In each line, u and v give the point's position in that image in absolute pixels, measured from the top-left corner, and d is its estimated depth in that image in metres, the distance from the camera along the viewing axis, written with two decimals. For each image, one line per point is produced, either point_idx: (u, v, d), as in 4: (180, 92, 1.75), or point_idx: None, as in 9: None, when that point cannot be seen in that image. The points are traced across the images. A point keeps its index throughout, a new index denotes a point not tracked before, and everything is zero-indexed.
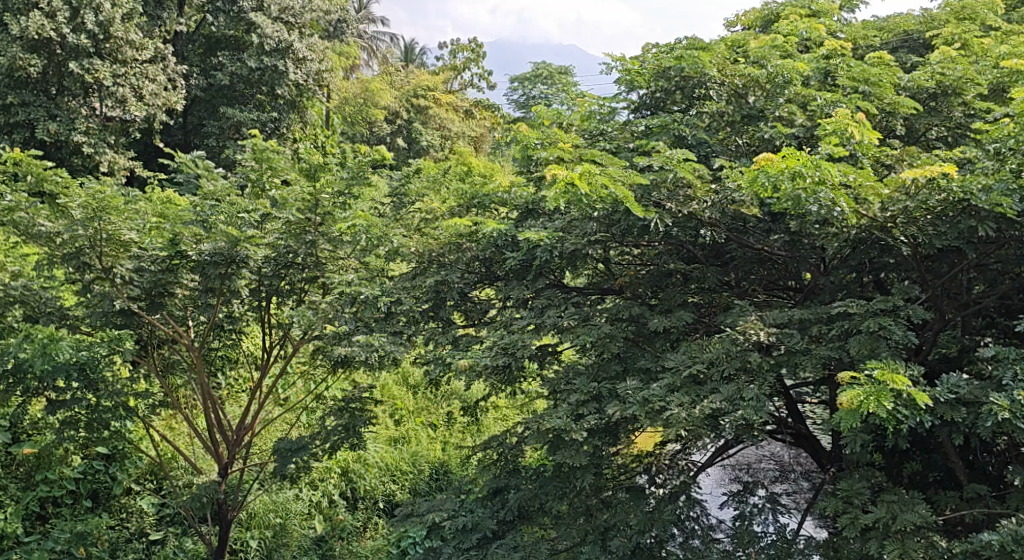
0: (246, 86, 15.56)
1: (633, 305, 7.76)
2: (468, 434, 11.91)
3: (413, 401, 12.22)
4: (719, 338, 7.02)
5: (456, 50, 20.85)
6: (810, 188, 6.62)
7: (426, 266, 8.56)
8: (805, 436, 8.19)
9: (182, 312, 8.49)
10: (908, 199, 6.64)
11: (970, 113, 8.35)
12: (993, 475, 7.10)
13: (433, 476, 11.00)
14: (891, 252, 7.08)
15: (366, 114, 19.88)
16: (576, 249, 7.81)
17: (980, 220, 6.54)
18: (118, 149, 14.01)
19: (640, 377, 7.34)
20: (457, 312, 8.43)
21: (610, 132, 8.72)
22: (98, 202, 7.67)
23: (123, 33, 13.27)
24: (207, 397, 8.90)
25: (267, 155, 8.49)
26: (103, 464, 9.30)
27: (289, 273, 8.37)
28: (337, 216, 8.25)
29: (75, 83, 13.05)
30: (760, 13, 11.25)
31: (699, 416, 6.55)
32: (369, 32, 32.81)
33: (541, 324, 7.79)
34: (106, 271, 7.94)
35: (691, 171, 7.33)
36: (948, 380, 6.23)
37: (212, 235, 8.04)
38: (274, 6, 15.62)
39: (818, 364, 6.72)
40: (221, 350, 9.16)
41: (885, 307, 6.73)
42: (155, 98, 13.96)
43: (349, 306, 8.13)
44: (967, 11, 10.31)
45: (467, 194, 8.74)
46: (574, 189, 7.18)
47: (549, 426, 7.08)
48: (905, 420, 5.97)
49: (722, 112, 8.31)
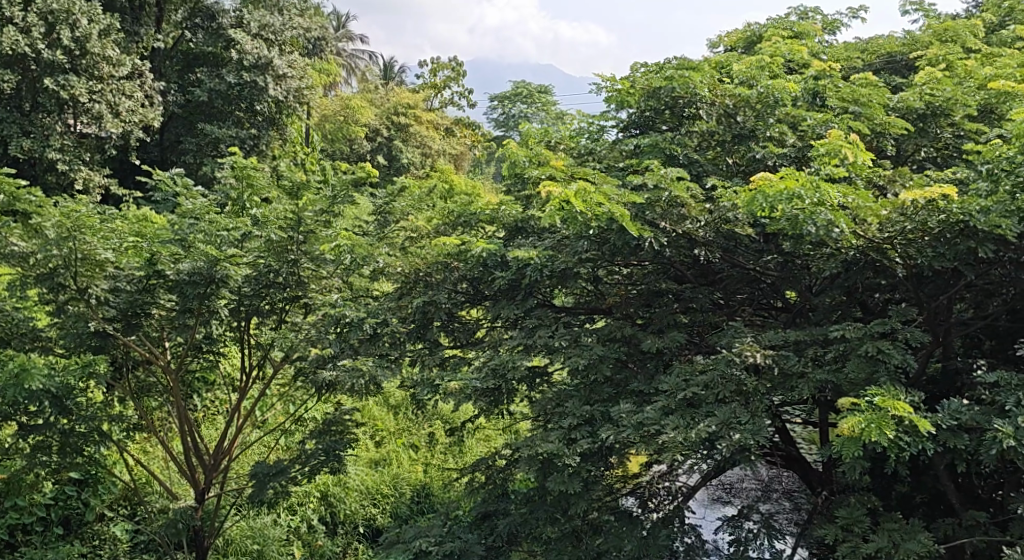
0: (224, 102, 15.33)
1: (625, 325, 7.59)
2: (450, 455, 11.69)
3: (394, 422, 12.00)
4: (714, 361, 6.88)
5: (437, 68, 20.73)
6: (809, 209, 6.53)
7: (412, 287, 8.24)
8: (797, 458, 8.03)
9: (158, 334, 8.25)
10: (907, 220, 6.58)
11: (959, 133, 8.28)
12: (984, 499, 7.03)
13: (415, 499, 10.74)
14: (886, 273, 6.98)
15: (345, 132, 19.60)
16: (567, 268, 7.68)
17: (981, 243, 6.44)
18: (93, 166, 13.77)
19: (633, 401, 7.16)
20: (443, 334, 8.20)
21: (600, 151, 8.64)
22: (73, 221, 7.48)
23: (99, 49, 13.06)
24: (184, 421, 8.70)
25: (246, 172, 8.36)
26: (75, 490, 9.06)
27: (270, 293, 8.17)
28: (319, 235, 8.20)
29: (50, 99, 12.77)
30: (743, 34, 11.21)
31: (696, 440, 6.38)
32: (347, 51, 32.70)
33: (531, 345, 7.60)
34: (81, 292, 7.68)
35: (684, 190, 7.26)
36: (949, 406, 6.12)
37: (190, 254, 7.87)
38: (255, 22, 15.47)
39: (814, 389, 6.55)
40: (198, 371, 8.93)
41: (883, 331, 6.64)
42: (131, 115, 13.73)
43: (333, 328, 8.03)
44: (949, 34, 10.25)
45: (453, 213, 8.55)
46: (568, 207, 7.04)
47: (540, 452, 6.91)
48: (907, 448, 5.86)
49: (713, 132, 8.10)
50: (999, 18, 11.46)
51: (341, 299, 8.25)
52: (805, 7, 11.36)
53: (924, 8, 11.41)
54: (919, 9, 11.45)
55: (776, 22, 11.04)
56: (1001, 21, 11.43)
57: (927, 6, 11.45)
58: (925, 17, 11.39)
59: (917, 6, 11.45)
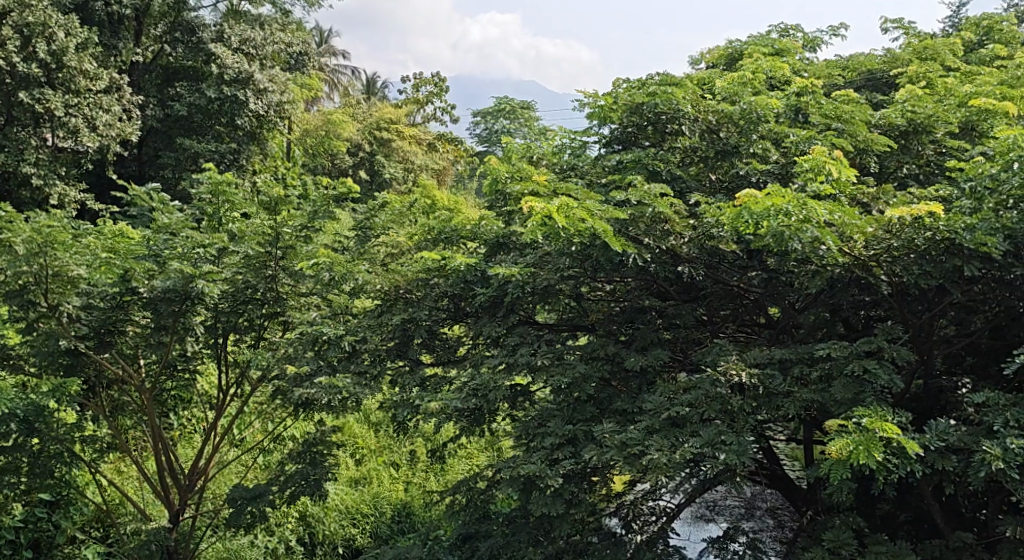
0: (204, 117, 15.19)
1: (609, 343, 7.48)
2: (431, 473, 11.52)
3: (374, 440, 11.84)
4: (699, 380, 6.79)
5: (419, 83, 20.65)
6: (795, 227, 6.43)
7: (392, 303, 8.11)
8: (783, 478, 7.91)
9: (132, 352, 8.10)
10: (892, 238, 6.54)
11: (941, 150, 8.25)
12: (969, 518, 6.94)
13: (395, 519, 10.55)
14: (870, 289, 6.93)
15: (327, 147, 19.38)
16: (549, 285, 7.57)
17: (966, 260, 6.40)
18: (69, 181, 13.60)
19: (617, 420, 7.03)
20: (424, 351, 8.06)
21: (583, 167, 8.63)
22: (44, 236, 7.32)
23: (76, 63, 12.90)
24: (158, 439, 8.55)
25: (222, 188, 8.22)
26: (45, 511, 8.82)
27: (247, 309, 8.13)
28: (299, 251, 8.11)
29: (25, 113, 12.60)
30: (725, 51, 11.19)
31: (680, 461, 6.27)
32: (330, 66, 32.59)
33: (513, 364, 7.45)
34: (52, 309, 7.54)
35: (668, 205, 7.14)
36: (936, 427, 6.04)
37: (165, 271, 7.71)
38: (235, 37, 15.47)
39: (800, 409, 6.46)
40: (173, 390, 8.76)
41: (869, 349, 6.57)
42: (109, 129, 13.55)
43: (310, 347, 7.93)
44: (929, 52, 10.23)
45: (433, 229, 8.36)
46: (551, 222, 6.93)
47: (522, 473, 6.78)
48: (895, 469, 5.78)
49: (695, 148, 8.13)
50: (978, 37, 11.48)
51: (319, 316, 8.11)
52: (786, 25, 11.34)
53: (905, 25, 11.40)
54: (900, 26, 11.43)
55: (757, 39, 11.02)
56: (979, 39, 11.46)
57: (907, 23, 11.44)
58: (906, 34, 11.38)
59: (898, 24, 11.44)
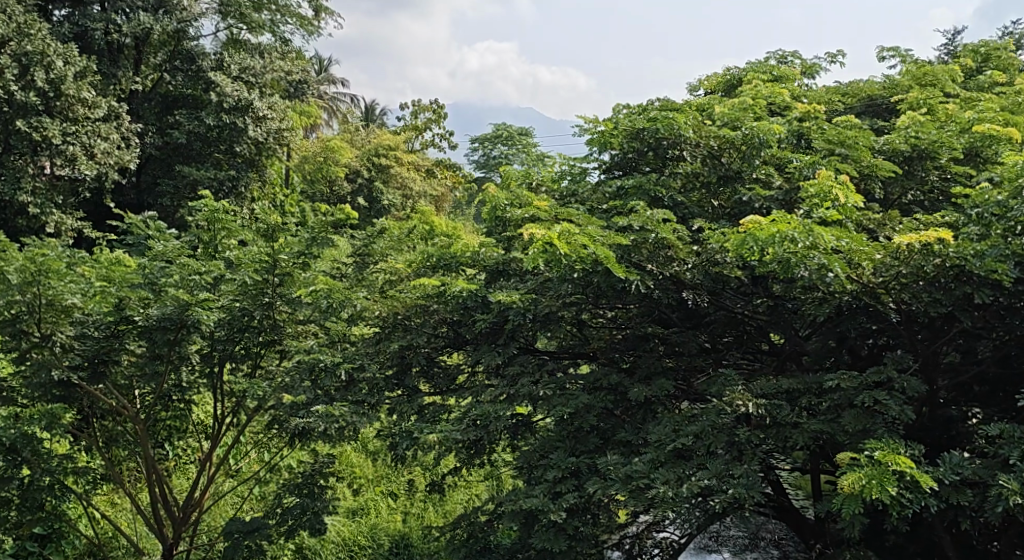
0: (203, 144, 15.13)
1: (611, 373, 7.35)
2: (430, 504, 11.31)
3: (372, 469, 11.68)
4: (704, 411, 6.69)
5: (418, 110, 20.63)
6: (800, 254, 6.35)
7: (391, 331, 7.99)
8: (790, 510, 7.74)
9: (127, 383, 7.98)
10: (901, 265, 6.40)
11: (946, 176, 8.14)
12: (981, 551, 6.77)
13: (393, 551, 10.33)
14: (878, 317, 6.82)
15: (326, 172, 19.56)
16: (550, 312, 7.46)
17: (977, 287, 6.29)
18: (66, 209, 13.53)
19: (621, 452, 6.90)
20: (423, 379, 7.88)
21: (583, 193, 8.48)
22: (38, 265, 7.24)
23: (74, 91, 12.84)
24: (153, 471, 8.39)
25: (219, 216, 8.18)
26: (37, 546, 8.65)
27: (244, 337, 7.95)
28: (296, 278, 7.94)
29: (22, 141, 12.53)
30: (722, 78, 11.23)
31: (687, 495, 6.15)
32: (328, 95, 32.63)
33: (515, 394, 7.32)
34: (45, 339, 7.44)
35: (671, 231, 7.04)
36: (950, 460, 5.92)
37: (160, 299, 7.64)
38: (235, 65, 15.43)
39: (809, 441, 6.32)
40: (167, 420, 8.63)
41: (879, 379, 6.44)
42: (107, 157, 13.50)
43: (307, 376, 7.78)
44: (929, 78, 10.17)
45: (431, 256, 8.18)
46: (552, 248, 6.83)
47: (524, 507, 6.65)
48: (909, 505, 5.65)
49: (697, 174, 8.01)
50: (977, 64, 11.42)
51: (316, 344, 7.99)
52: (784, 52, 11.31)
53: (902, 53, 11.38)
54: (897, 55, 11.41)
55: (755, 65, 11.06)
56: (978, 66, 11.41)
57: (904, 51, 11.42)
58: (903, 62, 11.35)
59: (895, 52, 11.43)
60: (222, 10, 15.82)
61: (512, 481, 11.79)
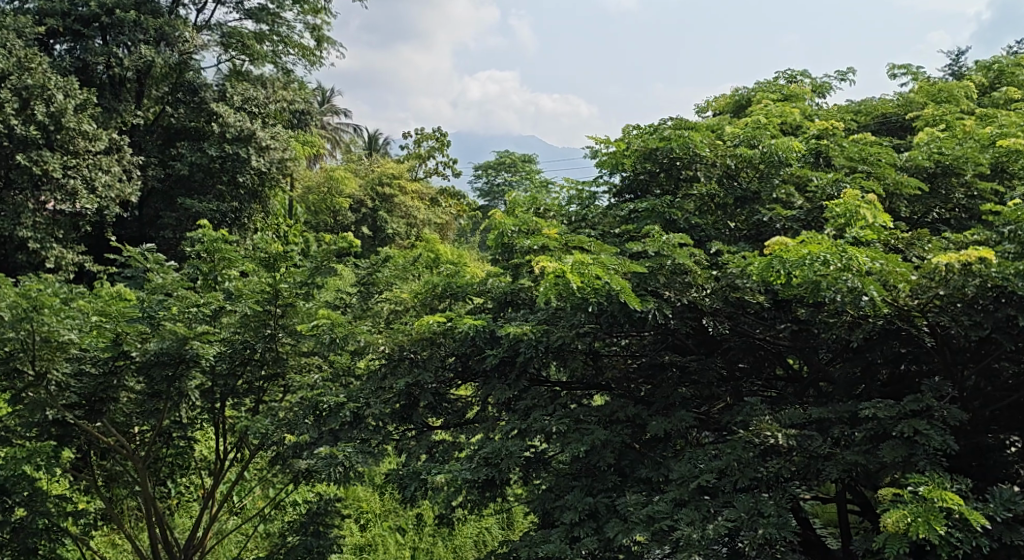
0: (205, 176, 14.86)
1: (629, 404, 7.03)
2: (439, 538, 10.88)
3: (379, 504, 11.25)
4: (730, 443, 6.39)
5: (421, 138, 20.42)
6: (832, 276, 6.11)
7: (395, 365, 7.58)
8: (815, 543, 7.33)
9: (126, 420, 7.70)
10: (938, 286, 6.16)
11: (972, 194, 7.69)
12: None
13: None
14: (912, 341, 6.54)
15: (330, 203, 19.28)
16: (563, 342, 7.12)
17: (1020, 308, 6.05)
18: (67, 244, 13.29)
19: (642, 490, 6.59)
20: (432, 414, 7.55)
21: (594, 218, 8.17)
22: (30, 300, 6.94)
23: (75, 124, 12.59)
24: (153, 511, 8.10)
25: (218, 246, 7.90)
26: None
27: (246, 371, 7.70)
28: (299, 308, 7.68)
29: (23, 176, 12.29)
30: (731, 99, 11.02)
31: (714, 536, 5.90)
32: (330, 124, 32.35)
33: (528, 428, 7.00)
34: (40, 378, 7.15)
35: (689, 256, 6.81)
36: (1001, 494, 5.72)
37: (158, 333, 7.33)
38: (238, 96, 15.20)
39: (843, 473, 6.01)
40: (169, 458, 8.30)
41: (917, 408, 6.11)
42: (108, 191, 13.17)
43: (311, 413, 7.45)
44: (944, 94, 9.88)
45: (435, 287, 7.89)
46: (564, 280, 6.54)
47: (541, 553, 6.33)
48: (960, 545, 5.48)
49: (713, 195, 7.68)
50: (989, 81, 11.08)
51: (320, 379, 7.70)
52: (793, 71, 11.04)
53: (913, 71, 11.11)
54: (908, 72, 11.16)
55: (764, 86, 10.84)
56: (992, 82, 11.08)
57: (915, 69, 11.18)
58: (915, 80, 11.09)
59: (906, 69, 11.16)
60: (225, 41, 15.76)
61: (524, 515, 11.41)
